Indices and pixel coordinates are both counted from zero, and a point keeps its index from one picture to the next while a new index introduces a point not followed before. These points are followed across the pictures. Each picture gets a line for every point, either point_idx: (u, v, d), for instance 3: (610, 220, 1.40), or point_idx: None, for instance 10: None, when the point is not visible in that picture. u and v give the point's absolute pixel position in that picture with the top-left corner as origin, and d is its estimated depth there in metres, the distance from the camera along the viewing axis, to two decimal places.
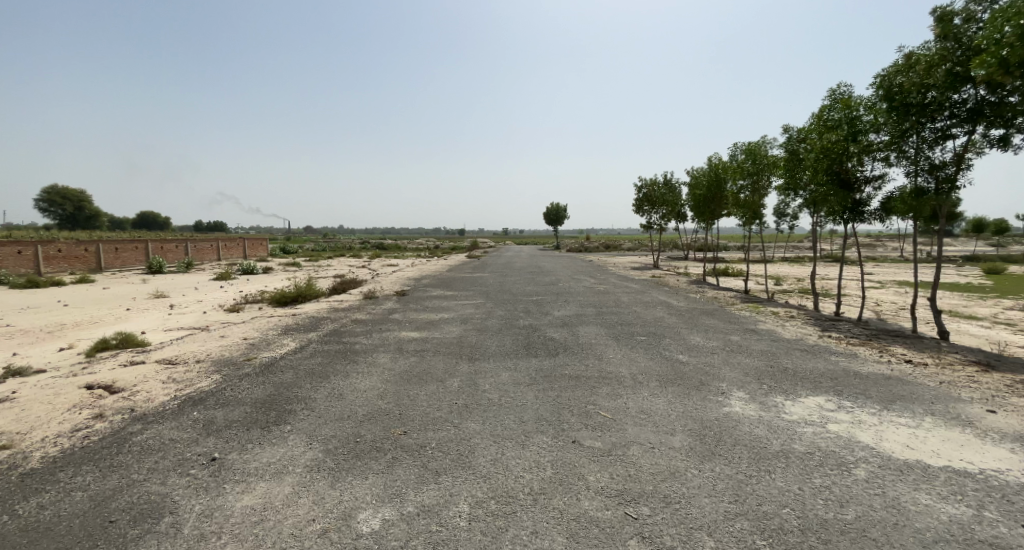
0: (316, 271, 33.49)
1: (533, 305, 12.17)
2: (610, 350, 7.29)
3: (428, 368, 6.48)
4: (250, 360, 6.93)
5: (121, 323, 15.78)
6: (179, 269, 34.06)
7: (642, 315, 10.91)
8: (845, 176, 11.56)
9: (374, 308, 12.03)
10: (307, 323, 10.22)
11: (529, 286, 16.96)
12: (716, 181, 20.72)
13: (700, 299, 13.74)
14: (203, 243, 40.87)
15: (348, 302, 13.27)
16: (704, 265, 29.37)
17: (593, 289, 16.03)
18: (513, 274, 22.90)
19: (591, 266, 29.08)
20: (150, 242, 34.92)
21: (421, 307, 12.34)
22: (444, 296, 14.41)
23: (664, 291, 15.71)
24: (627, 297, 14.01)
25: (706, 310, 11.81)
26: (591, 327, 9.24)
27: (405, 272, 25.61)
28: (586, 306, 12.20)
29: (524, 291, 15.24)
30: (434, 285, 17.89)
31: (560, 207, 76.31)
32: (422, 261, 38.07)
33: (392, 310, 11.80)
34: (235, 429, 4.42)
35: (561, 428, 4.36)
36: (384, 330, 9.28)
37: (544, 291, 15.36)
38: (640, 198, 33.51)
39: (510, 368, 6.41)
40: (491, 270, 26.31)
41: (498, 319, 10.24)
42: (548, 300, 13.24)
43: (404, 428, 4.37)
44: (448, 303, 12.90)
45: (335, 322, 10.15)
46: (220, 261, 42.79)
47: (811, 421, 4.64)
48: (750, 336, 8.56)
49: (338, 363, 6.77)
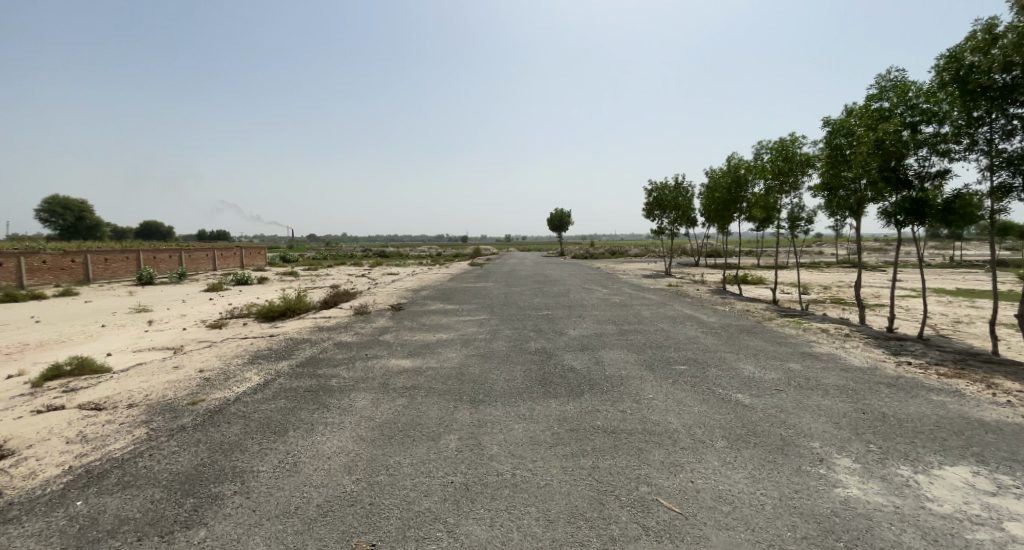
0: (314, 282, 32.17)
1: (544, 322, 10.68)
2: (648, 388, 5.78)
3: (418, 416, 5.00)
4: (194, 405, 5.45)
5: (91, 342, 14.43)
6: (170, 280, 32.84)
7: (672, 334, 9.40)
8: (899, 173, 10.09)
9: (364, 326, 10.57)
10: (283, 346, 8.79)
11: (538, 298, 15.48)
12: (739, 182, 19.16)
13: (731, 313, 12.24)
14: (198, 252, 39.66)
15: (336, 319, 11.84)
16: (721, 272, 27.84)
17: (609, 302, 14.54)
18: (520, 283, 21.42)
19: (601, 273, 27.65)
20: (141, 253, 33.76)
21: (417, 325, 10.89)
22: (443, 311, 12.96)
23: (687, 303, 14.19)
24: (649, 311, 12.49)
25: (742, 327, 10.32)
26: (618, 352, 7.75)
27: (405, 282, 24.23)
28: (605, 322, 10.69)
29: (533, 304, 13.74)
30: (434, 297, 16.44)
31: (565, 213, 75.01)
32: (424, 270, 36.76)
33: (384, 329, 10.36)
34: (121, 537, 2.97)
35: (610, 536, 2.88)
36: (371, 356, 7.83)
37: (555, 304, 13.84)
38: (651, 201, 32.02)
39: (525, 416, 4.92)
40: (495, 278, 24.80)
41: (505, 341, 8.78)
42: (561, 315, 11.74)
43: (373, 537, 2.90)
44: (448, 320, 11.44)
45: (316, 345, 8.71)
46: (216, 271, 41.58)
47: (975, 517, 3.13)
48: (812, 364, 7.05)
49: (303, 408, 5.30)
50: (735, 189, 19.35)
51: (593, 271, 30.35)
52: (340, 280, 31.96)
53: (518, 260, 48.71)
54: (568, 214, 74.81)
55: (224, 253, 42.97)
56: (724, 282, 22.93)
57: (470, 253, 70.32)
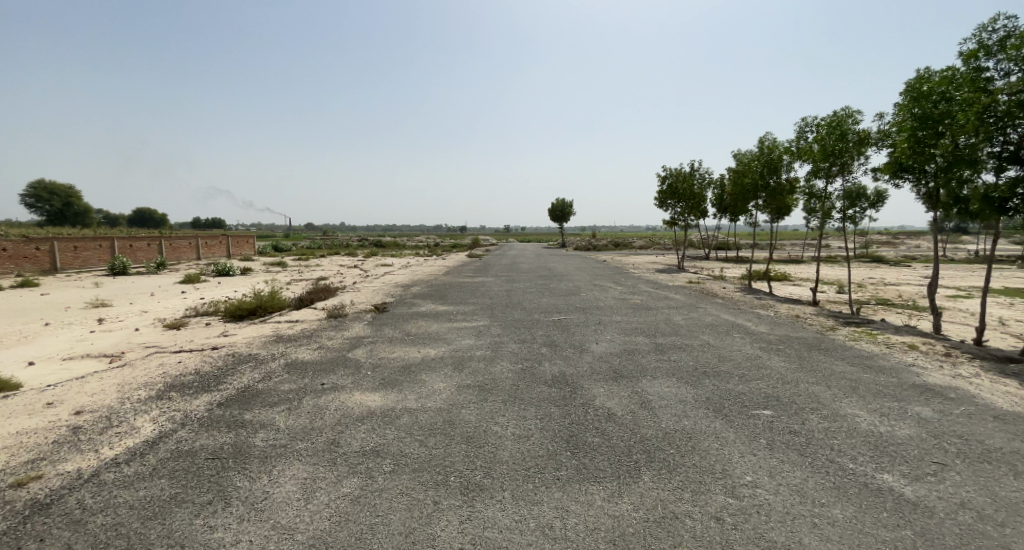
0: (301, 274, 30.00)
1: (558, 333, 8.58)
2: (739, 463, 3.69)
3: (372, 530, 2.91)
4: (15, 490, 3.45)
5: (22, 344, 12.34)
6: (147, 270, 30.61)
7: (724, 352, 7.30)
8: (1007, 150, 8.06)
9: (333, 336, 8.44)
10: (218, 365, 6.71)
11: (547, 298, 13.34)
12: (775, 165, 17.02)
13: (780, 321, 10.17)
14: (180, 241, 37.40)
15: (303, 324, 9.72)
16: (740, 269, 25.73)
17: (630, 304, 12.44)
18: (523, 279, 19.28)
19: (610, 268, 25.51)
20: (116, 240, 31.52)
21: (401, 333, 8.76)
22: (435, 314, 10.84)
23: (722, 306, 12.10)
24: (681, 318, 10.41)
25: (806, 340, 8.25)
26: (664, 384, 5.68)
27: (397, 277, 22.08)
28: (634, 333, 8.58)
29: (541, 307, 11.64)
30: (426, 295, 14.33)
31: (566, 203, 72.55)
32: (419, 262, 34.49)
33: (358, 339, 8.26)
34: None
35: None
36: (329, 386, 5.73)
37: (566, 307, 11.72)
38: (664, 189, 29.87)
39: (557, 535, 2.82)
40: (495, 272, 22.62)
41: (512, 362, 6.68)
42: (577, 322, 9.63)
43: None
44: (440, 327, 9.34)
45: (261, 366, 6.60)
46: (200, 260, 39.37)
47: None
48: (946, 410, 4.97)
49: (184, 504, 3.21)
50: (769, 174, 17.22)
51: (600, 265, 28.19)
52: (329, 274, 29.71)
53: (519, 252, 46.46)
54: (570, 206, 72.40)
55: (209, 242, 40.70)
56: (747, 279, 20.79)
57: (469, 245, 67.92)
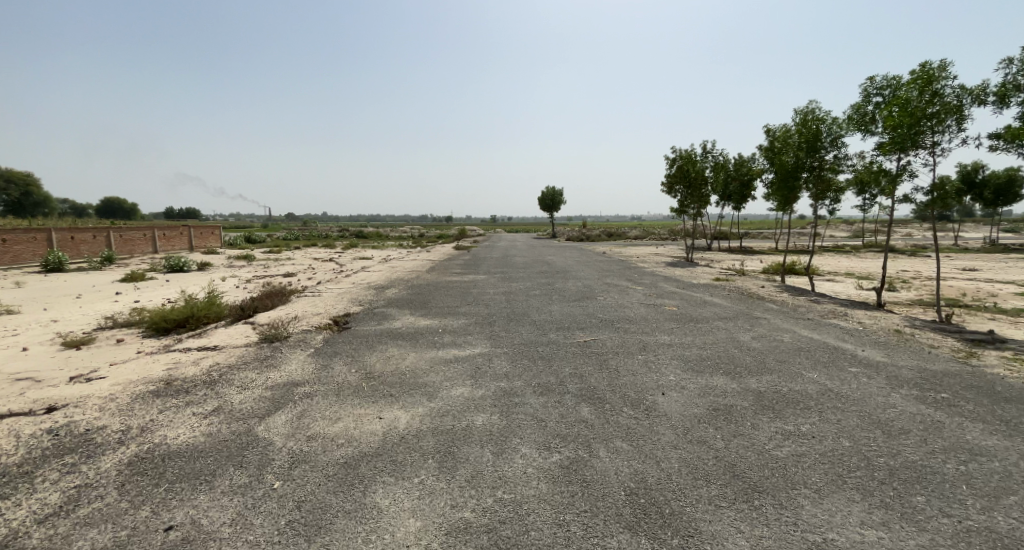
0: (266, 270, 26.56)
1: (596, 372, 5.72)
2: None
3: None
4: None
5: None
6: (86, 266, 26.71)
7: (876, 414, 4.56)
8: None
9: (249, 383, 5.42)
10: (4, 463, 3.66)
11: (561, 306, 10.47)
12: (821, 141, 14.43)
13: (884, 341, 7.49)
14: (133, 232, 33.44)
15: (217, 356, 6.67)
16: (757, 262, 23.27)
17: (667, 313, 9.66)
18: (521, 277, 16.37)
19: (615, 262, 22.74)
20: (53, 232, 27.58)
21: (358, 374, 5.78)
22: (412, 335, 7.87)
23: (787, 316, 9.37)
24: (750, 336, 7.64)
25: (964, 382, 5.55)
26: (855, 521, 2.91)
27: (373, 274, 18.93)
28: (707, 371, 5.77)
29: (555, 321, 8.77)
30: (405, 301, 11.35)
31: (557, 191, 69.42)
32: (400, 256, 31.19)
33: (288, 388, 5.27)
34: None
35: None
36: (180, 538, 2.76)
37: (587, 320, 8.93)
38: (673, 173, 27.28)
39: None
40: (487, 268, 19.67)
41: (541, 446, 3.84)
42: (612, 349, 6.79)
43: None
44: (419, 360, 6.41)
45: (82, 465, 3.57)
46: (157, 254, 35.35)
47: None
48: None
49: None
50: (813, 153, 14.63)
51: (602, 258, 25.42)
52: (297, 270, 26.43)
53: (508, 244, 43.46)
54: (559, 195, 69.46)
55: (167, 233, 36.69)
56: (775, 275, 18.26)
57: (456, 235, 64.55)
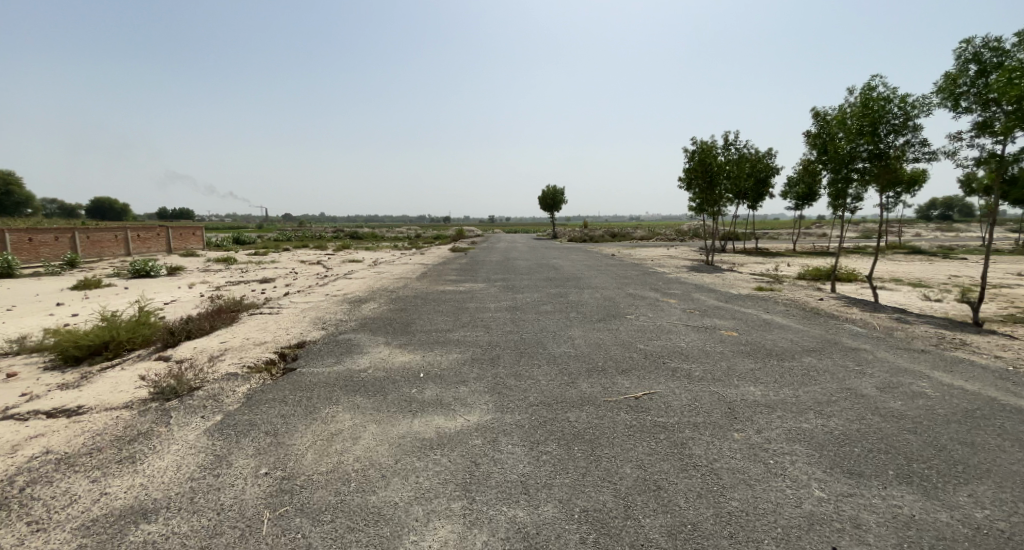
0: (243, 276, 24.06)
1: (682, 481, 3.28)
2: None
3: None
4: None
5: None
6: (43, 271, 24.14)
7: None
8: None
9: (57, 513, 3.05)
10: None
11: (584, 329, 8.01)
12: (888, 123, 12.04)
13: None
14: (103, 233, 30.95)
15: (62, 435, 4.31)
16: (789, 266, 20.87)
17: (729, 341, 7.21)
18: (527, 286, 13.94)
19: (631, 267, 20.34)
20: (9, 234, 25.04)
21: (265, 484, 3.33)
22: (379, 384, 5.38)
23: (894, 348, 6.94)
24: (873, 388, 5.22)
25: None
26: None
27: (356, 281, 16.48)
28: (869, 476, 3.35)
29: (583, 358, 6.32)
30: (383, 321, 8.89)
31: (559, 190, 66.90)
32: (392, 259, 28.69)
33: (121, 527, 2.88)
34: None
35: None
36: None
37: (626, 355, 6.48)
38: (691, 167, 24.80)
39: None
40: (487, 274, 17.20)
41: None
42: (685, 417, 4.36)
43: None
44: (378, 443, 3.94)
45: None
46: (131, 257, 32.84)
47: None
48: None
49: None
50: (880, 137, 12.22)
51: (614, 262, 22.91)
52: (278, 275, 23.94)
53: (510, 245, 41.00)
54: (561, 193, 66.87)
55: (143, 235, 34.22)
56: (820, 282, 15.83)
57: (453, 236, 61.91)
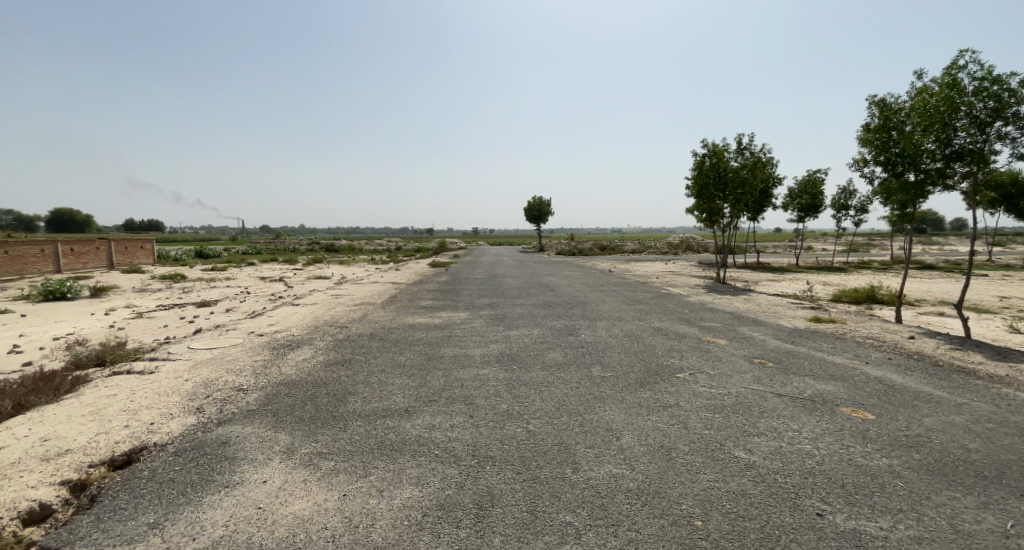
0: (182, 298, 20.24)
1: None
2: None
3: None
4: None
5: None
6: None
7: None
8: None
9: None
10: None
11: (628, 411, 4.91)
12: (979, 113, 9.50)
13: None
14: (27, 246, 26.66)
15: None
16: (816, 287, 18.25)
17: (885, 442, 4.20)
18: (522, 316, 10.78)
19: (639, 287, 17.41)
20: None
21: None
22: None
23: None
24: None
25: None
26: None
27: (305, 309, 13.03)
28: None
29: (657, 503, 3.21)
30: (305, 392, 5.61)
31: (546, 202, 64.68)
32: (363, 277, 25.23)
33: None
34: None
35: None
36: None
37: (735, 488, 3.41)
38: (701, 174, 21.95)
39: None
40: (471, 299, 13.98)
41: None
42: None
43: None
44: None
45: None
46: (61, 272, 28.46)
47: None
48: None
49: None
50: (973, 128, 9.64)
51: (618, 281, 19.92)
52: (223, 296, 20.23)
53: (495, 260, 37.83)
54: (547, 206, 64.31)
55: (78, 248, 29.93)
56: (872, 308, 13.11)
57: (435, 249, 58.55)
